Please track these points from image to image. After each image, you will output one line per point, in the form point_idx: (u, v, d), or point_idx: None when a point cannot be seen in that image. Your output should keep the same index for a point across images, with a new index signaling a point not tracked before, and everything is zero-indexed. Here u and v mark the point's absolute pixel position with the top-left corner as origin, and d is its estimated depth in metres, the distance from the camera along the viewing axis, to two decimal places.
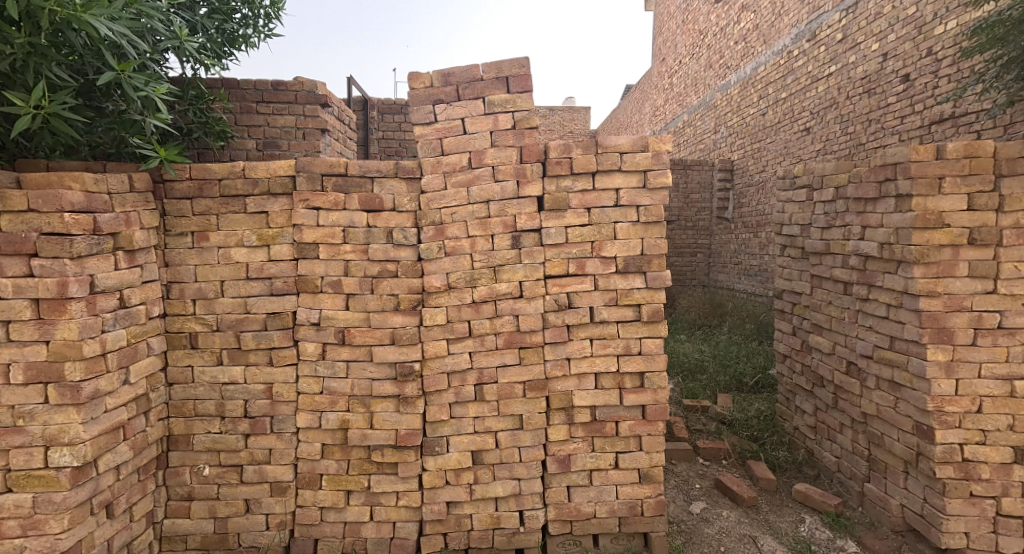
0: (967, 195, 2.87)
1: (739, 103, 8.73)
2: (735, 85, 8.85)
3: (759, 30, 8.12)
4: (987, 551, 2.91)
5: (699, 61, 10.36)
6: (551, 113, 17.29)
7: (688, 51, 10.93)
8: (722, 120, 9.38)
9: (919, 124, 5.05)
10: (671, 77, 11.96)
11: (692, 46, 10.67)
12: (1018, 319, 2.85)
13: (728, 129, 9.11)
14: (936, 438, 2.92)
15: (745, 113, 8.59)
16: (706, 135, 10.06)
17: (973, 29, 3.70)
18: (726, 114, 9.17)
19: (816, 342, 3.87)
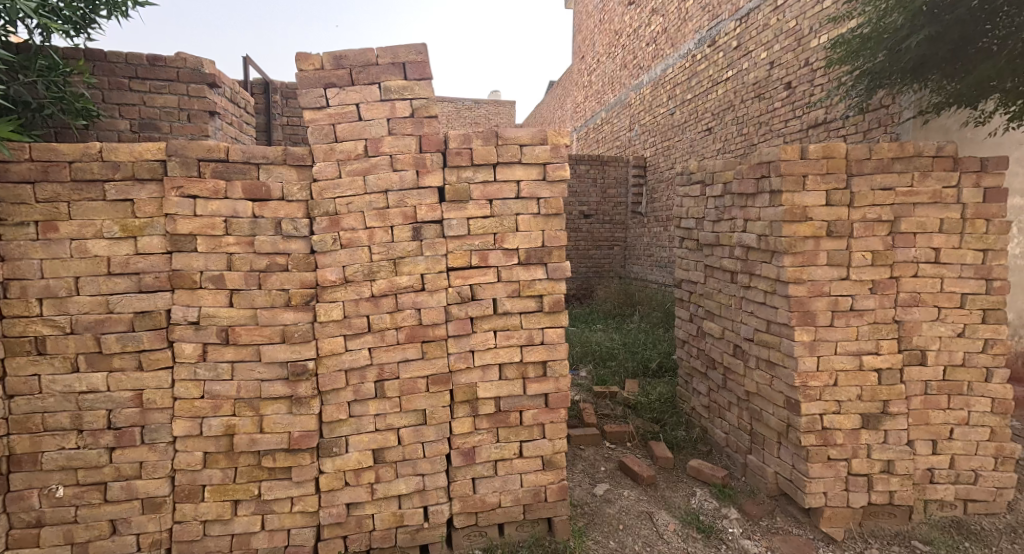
0: (826, 191, 3.20)
1: (651, 102, 9.16)
2: (646, 85, 9.27)
3: (667, 34, 8.55)
4: (841, 507, 3.28)
5: (614, 61, 10.75)
6: (477, 106, 17.39)
7: (604, 50, 11.31)
8: (635, 119, 9.79)
9: (799, 127, 5.55)
10: (590, 75, 12.31)
11: (608, 45, 11.03)
12: (866, 301, 3.23)
13: (640, 127, 9.54)
14: (801, 410, 3.24)
15: (655, 112, 9.03)
16: (621, 133, 10.48)
17: (831, 44, 4.12)
18: (639, 113, 9.60)
19: (709, 327, 4.16)
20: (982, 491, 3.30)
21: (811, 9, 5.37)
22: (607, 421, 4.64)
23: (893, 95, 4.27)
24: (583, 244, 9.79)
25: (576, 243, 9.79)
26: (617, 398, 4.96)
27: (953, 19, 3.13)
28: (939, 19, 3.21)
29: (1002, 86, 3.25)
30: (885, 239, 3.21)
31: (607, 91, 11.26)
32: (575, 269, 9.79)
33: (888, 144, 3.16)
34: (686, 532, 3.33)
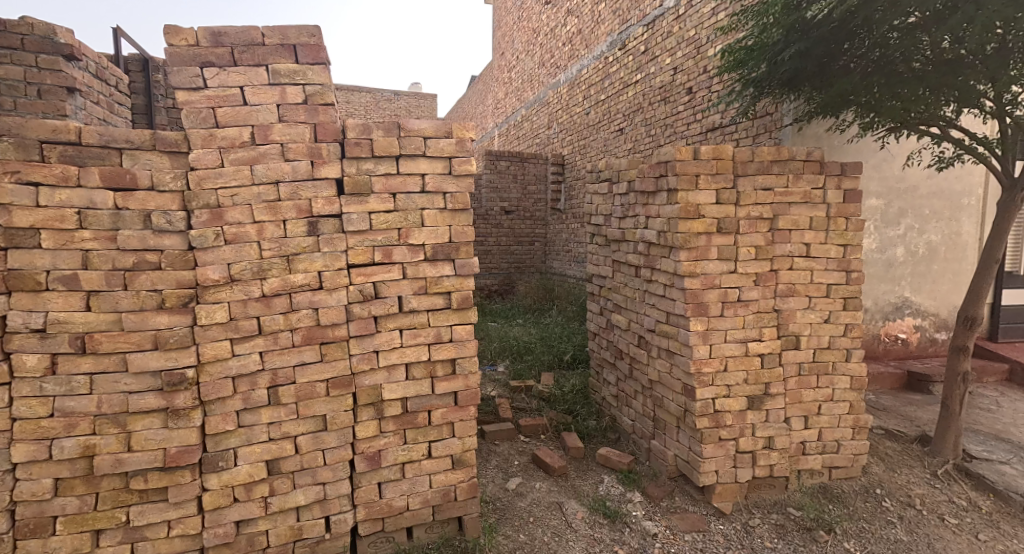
0: (716, 191, 3.41)
1: (568, 101, 9.31)
2: (563, 84, 9.43)
3: (581, 34, 8.73)
4: (731, 483, 3.52)
5: (533, 58, 10.84)
6: (396, 96, 16.97)
7: (522, 47, 11.38)
8: (553, 117, 9.94)
9: (699, 130, 5.85)
10: (509, 72, 12.36)
11: (527, 43, 11.13)
12: (750, 292, 3.47)
13: (559, 125, 9.70)
14: (696, 396, 3.43)
15: (572, 111, 9.20)
16: (540, 130, 10.61)
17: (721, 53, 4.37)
18: (557, 112, 9.77)
19: (616, 320, 4.30)
20: (843, 458, 3.64)
21: (707, 20, 5.65)
22: (522, 415, 4.66)
23: (775, 104, 4.59)
24: (504, 240, 9.73)
25: (498, 239, 9.70)
26: (532, 391, 5.01)
27: (819, 37, 3.43)
28: (808, 35, 3.50)
29: (859, 99, 3.57)
30: (766, 235, 3.47)
31: (525, 88, 11.34)
32: (498, 264, 9.72)
33: (767, 148, 3.43)
34: (593, 519, 3.42)
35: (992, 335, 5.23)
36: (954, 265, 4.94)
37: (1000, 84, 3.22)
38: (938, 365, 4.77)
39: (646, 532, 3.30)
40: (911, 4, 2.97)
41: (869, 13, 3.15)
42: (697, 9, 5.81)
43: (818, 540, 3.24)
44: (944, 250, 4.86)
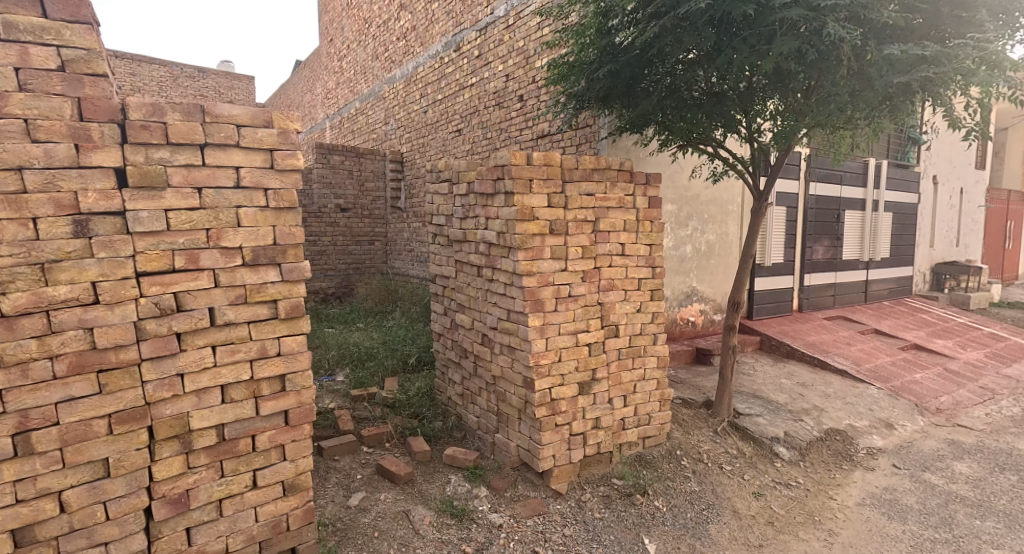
0: (547, 195, 3.66)
1: (404, 98, 9.03)
2: (399, 81, 9.14)
3: (416, 32, 8.56)
4: (566, 466, 3.79)
5: (365, 50, 10.32)
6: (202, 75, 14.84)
7: (354, 37, 10.78)
8: (390, 113, 9.58)
9: (530, 137, 6.15)
10: (339, 62, 11.60)
11: (358, 33, 10.58)
12: (579, 288, 3.79)
13: (396, 122, 9.36)
14: (535, 387, 3.63)
15: (409, 109, 8.94)
16: (376, 125, 10.14)
17: (547, 65, 4.66)
18: (393, 108, 9.39)
19: (460, 319, 4.33)
20: (653, 428, 4.15)
21: (534, 33, 5.97)
22: (365, 425, 4.42)
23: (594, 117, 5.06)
24: (340, 240, 9.10)
25: (334, 238, 9.04)
26: (375, 398, 4.77)
27: (625, 61, 3.91)
28: (617, 58, 3.95)
29: (656, 119, 4.09)
30: (590, 236, 3.82)
31: (358, 80, 10.71)
32: (334, 265, 9.03)
33: (589, 158, 3.79)
34: (441, 521, 3.39)
35: (750, 315, 6.44)
36: (726, 260, 5.97)
37: (751, 113, 3.95)
38: (717, 341, 5.72)
39: (492, 525, 3.38)
40: (691, 42, 3.60)
41: (662, 47, 3.76)
42: (525, 22, 6.10)
43: (636, 502, 3.67)
44: (720, 246, 5.86)
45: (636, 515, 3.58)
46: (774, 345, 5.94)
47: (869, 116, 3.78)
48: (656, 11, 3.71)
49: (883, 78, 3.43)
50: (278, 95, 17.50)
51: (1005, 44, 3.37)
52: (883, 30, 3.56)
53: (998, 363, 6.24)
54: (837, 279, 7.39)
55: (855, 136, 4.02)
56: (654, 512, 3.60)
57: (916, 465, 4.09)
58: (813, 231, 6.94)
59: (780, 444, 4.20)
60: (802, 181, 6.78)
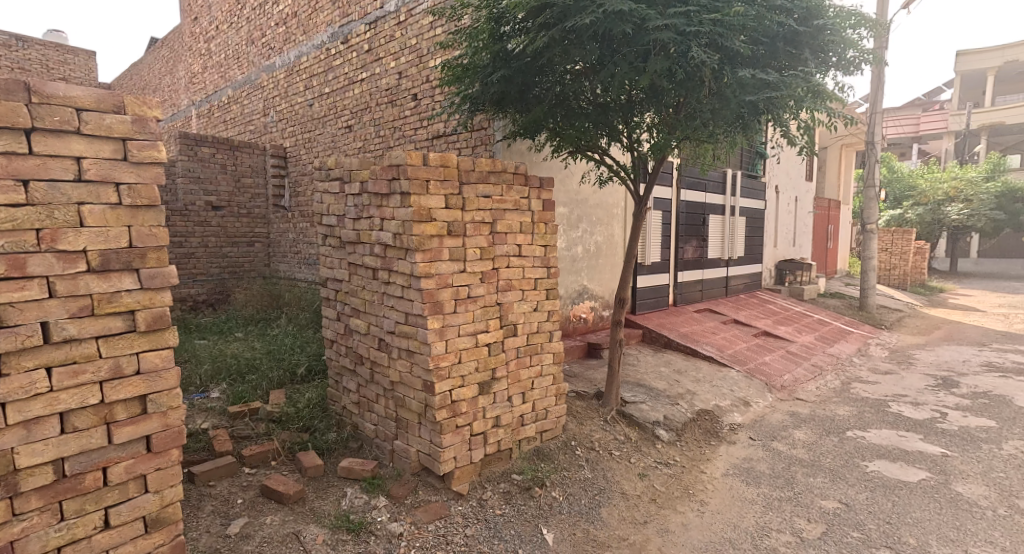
0: (444, 196, 3.65)
1: (286, 89, 8.28)
2: (279, 69, 8.37)
3: (297, 18, 7.94)
4: (467, 466, 3.80)
5: (237, 32, 9.34)
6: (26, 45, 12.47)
7: (223, 17, 9.70)
8: (268, 104, 8.74)
9: (425, 137, 6.02)
10: (204, 42, 10.37)
11: (227, 13, 9.53)
12: (478, 289, 3.83)
13: (276, 114, 8.56)
14: (435, 390, 3.59)
15: (292, 100, 8.20)
16: (252, 116, 9.17)
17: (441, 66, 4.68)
18: (273, 99, 8.60)
19: (356, 324, 4.16)
20: (550, 421, 4.33)
21: (427, 32, 5.87)
22: (247, 443, 4.06)
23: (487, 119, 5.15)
24: (212, 241, 8.07)
25: (204, 239, 7.98)
26: (258, 414, 4.38)
27: (517, 67, 4.06)
28: (510, 64, 4.08)
29: (547, 125, 4.28)
30: (487, 238, 3.89)
31: (230, 65, 9.63)
32: (205, 269, 7.99)
33: (485, 160, 3.85)
34: (336, 538, 3.21)
35: (634, 310, 6.96)
36: (611, 260, 6.40)
37: (630, 124, 4.28)
38: (606, 335, 6.09)
39: (392, 534, 3.28)
40: (578, 54, 3.82)
41: (552, 57, 3.94)
42: (417, 19, 5.98)
43: (535, 495, 3.79)
44: (606, 248, 6.26)
45: (536, 507, 3.71)
46: (654, 337, 6.47)
47: (728, 131, 4.15)
48: (545, 22, 3.89)
49: (738, 98, 3.82)
50: (126, 75, 15.22)
51: (824, 78, 3.98)
52: (736, 58, 3.97)
53: (824, 345, 7.44)
54: (704, 275, 8.29)
55: (716, 149, 4.48)
56: (552, 502, 3.75)
57: (766, 435, 4.75)
58: (683, 233, 7.70)
59: (660, 428, 4.62)
60: (674, 188, 7.50)
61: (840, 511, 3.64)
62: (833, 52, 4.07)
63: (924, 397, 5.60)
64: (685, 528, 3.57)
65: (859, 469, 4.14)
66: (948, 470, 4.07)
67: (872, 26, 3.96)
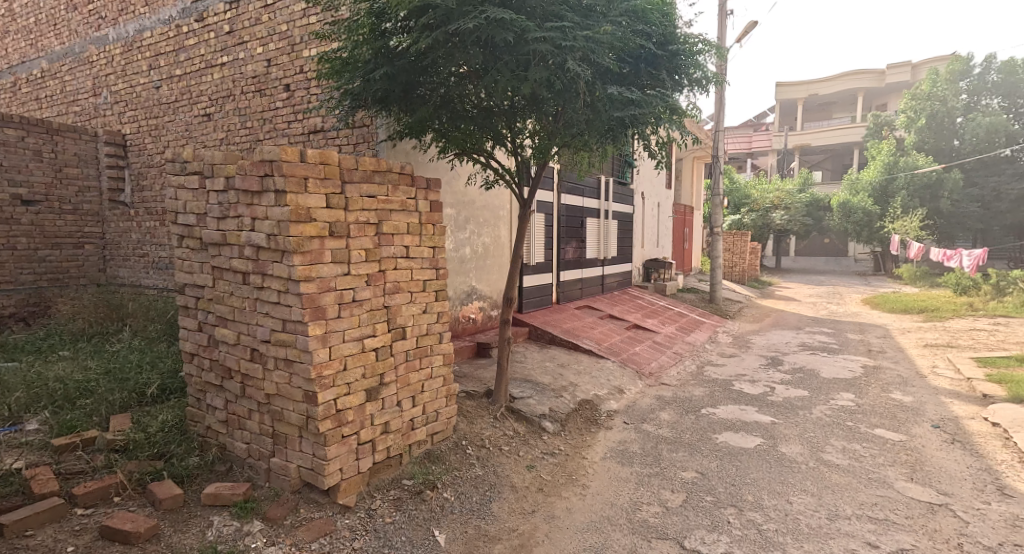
0: (325, 195, 3.46)
1: (123, 67, 7.15)
2: (114, 43, 7.21)
3: None
4: (355, 476, 3.64)
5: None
6: None
7: None
8: (98, 82, 7.47)
9: (300, 132, 5.63)
10: None
11: None
12: (364, 292, 3.69)
13: (111, 94, 7.34)
14: (318, 400, 3.38)
15: (132, 81, 7.11)
16: (78, 96, 7.75)
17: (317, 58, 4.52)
18: (106, 76, 7.34)
19: (222, 334, 3.77)
20: (441, 423, 4.32)
21: (299, 19, 5.55)
22: (80, 480, 3.45)
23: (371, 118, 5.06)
24: (24, 243, 6.65)
25: (13, 241, 6.56)
26: (95, 444, 3.75)
27: (401, 66, 4.01)
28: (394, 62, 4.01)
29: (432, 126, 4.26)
30: (373, 239, 3.77)
31: (42, 32, 8.01)
32: (13, 277, 6.56)
33: (369, 159, 3.74)
34: None
35: (520, 309, 7.20)
36: (496, 260, 6.53)
37: (514, 129, 4.45)
38: (494, 335, 6.20)
39: None
40: (461, 58, 3.87)
41: (435, 58, 3.95)
42: (287, 4, 5.60)
43: (426, 498, 3.76)
44: (494, 249, 6.40)
45: (428, 510, 3.67)
46: (539, 334, 6.74)
47: (602, 139, 4.46)
48: (428, 23, 3.88)
49: (608, 111, 4.14)
50: None
51: (678, 96, 4.49)
52: (606, 74, 4.31)
53: (682, 334, 8.35)
54: (582, 274, 8.82)
55: (591, 157, 4.83)
56: (443, 504, 3.74)
57: (637, 418, 5.23)
58: (563, 235, 8.16)
59: (546, 420, 4.86)
60: (555, 192, 7.92)
61: (696, 479, 4.15)
62: (686, 74, 4.56)
63: (759, 375, 6.57)
64: (569, 512, 3.79)
65: (710, 441, 4.74)
66: (776, 435, 4.84)
67: (714, 51, 4.53)
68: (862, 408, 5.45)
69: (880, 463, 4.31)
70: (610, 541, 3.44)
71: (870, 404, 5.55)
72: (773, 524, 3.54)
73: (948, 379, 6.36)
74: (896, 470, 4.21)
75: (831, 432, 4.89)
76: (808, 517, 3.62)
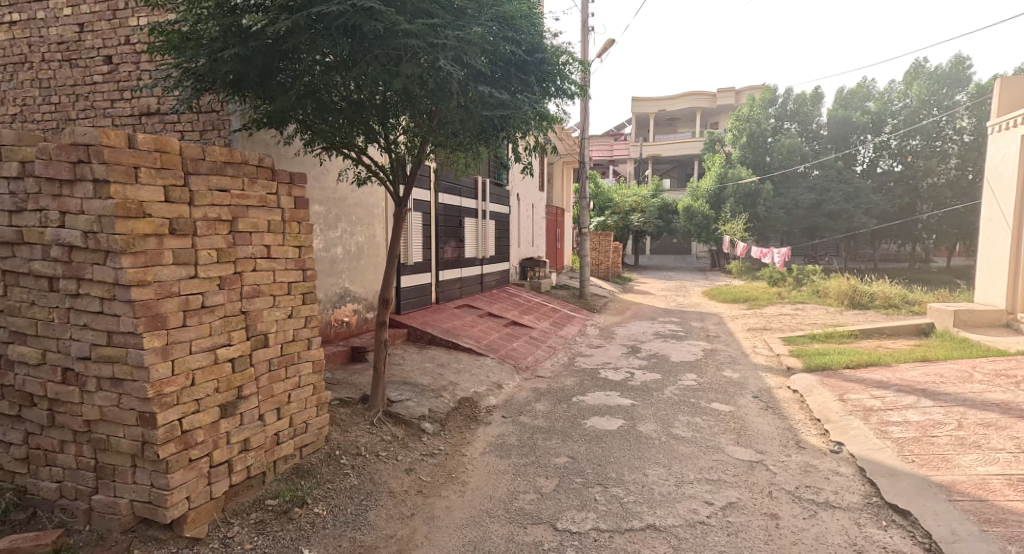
0: (162, 187, 3.04)
1: None
2: None
3: None
4: (206, 503, 3.23)
5: None
6: None
7: None
8: None
9: (128, 112, 5.03)
10: None
11: None
12: (215, 297, 3.31)
13: None
14: (157, 422, 2.94)
15: None
16: None
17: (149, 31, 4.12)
18: None
19: (22, 354, 3.12)
20: (310, 434, 4.06)
21: None
22: None
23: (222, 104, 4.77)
24: None
25: None
26: None
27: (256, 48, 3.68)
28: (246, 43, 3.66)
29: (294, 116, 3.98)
30: (226, 238, 3.41)
31: None
32: None
33: (220, 149, 3.37)
34: None
35: (399, 310, 7.03)
36: (370, 260, 6.34)
37: (387, 126, 4.33)
38: (370, 338, 5.97)
39: None
40: (325, 46, 3.66)
41: (295, 44, 3.69)
42: None
43: (294, 517, 3.49)
44: (367, 248, 6.23)
45: (295, 529, 3.41)
46: (419, 335, 6.66)
47: (475, 140, 4.53)
48: (286, 5, 3.61)
49: (480, 113, 4.21)
50: None
51: (546, 104, 4.73)
52: (479, 77, 4.39)
53: (556, 328, 8.84)
54: (462, 274, 8.87)
55: (466, 158, 4.89)
56: (313, 520, 3.50)
57: (515, 411, 5.43)
58: (441, 234, 8.17)
59: (426, 421, 4.82)
60: (432, 192, 7.90)
61: (568, 463, 4.44)
62: (554, 84, 4.83)
63: (621, 362, 7.23)
64: (448, 510, 3.79)
65: (580, 427, 5.10)
66: (634, 416, 5.37)
67: (578, 64, 4.87)
68: (702, 385, 6.29)
69: (714, 432, 5.02)
70: (489, 532, 3.52)
71: (707, 382, 6.43)
72: (632, 496, 3.93)
73: (765, 356, 7.62)
74: (727, 436, 4.94)
75: (678, 408, 5.58)
76: (660, 485, 4.09)
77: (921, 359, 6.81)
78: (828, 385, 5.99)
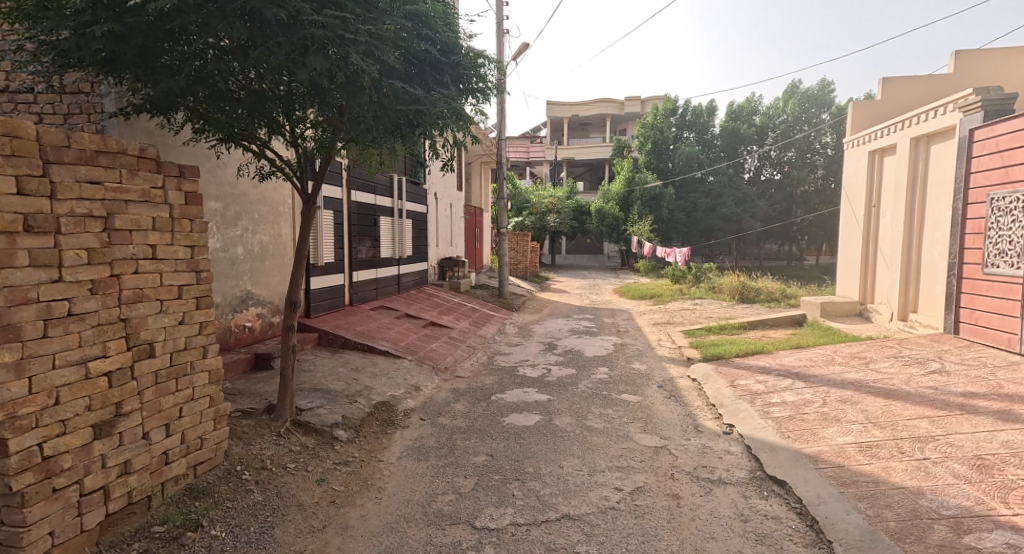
0: (14, 177, 2.62)
1: None
2: None
3: None
4: (74, 537, 2.83)
5: None
6: None
7: None
8: None
9: None
10: None
11: None
12: (85, 304, 2.91)
13: None
14: (9, 449, 2.53)
15: None
16: None
17: None
18: None
19: None
20: (206, 451, 3.71)
21: None
22: None
23: (92, 83, 4.23)
24: None
25: None
26: None
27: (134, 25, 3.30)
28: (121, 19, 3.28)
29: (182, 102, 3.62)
30: (99, 236, 3.01)
31: None
32: None
33: (89, 135, 2.97)
34: None
35: (308, 313, 6.67)
36: (276, 261, 5.94)
37: (293, 118, 4.05)
38: (276, 343, 5.60)
39: None
40: (219, 28, 3.36)
41: (184, 23, 3.36)
42: None
43: (185, 543, 3.16)
44: (270, 248, 5.83)
45: None
46: (331, 339, 6.36)
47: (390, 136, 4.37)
48: None
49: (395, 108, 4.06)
50: None
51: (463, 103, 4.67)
52: (394, 72, 4.25)
53: (475, 328, 8.84)
54: (378, 274, 8.58)
55: (380, 154, 4.70)
56: (209, 544, 3.18)
57: (433, 413, 5.35)
58: (355, 234, 7.86)
59: (338, 429, 4.61)
60: (344, 190, 7.58)
61: (486, 461, 4.46)
62: (471, 82, 4.79)
63: (538, 359, 7.39)
64: (364, 519, 3.64)
65: (498, 424, 5.15)
66: (550, 410, 5.53)
67: (494, 65, 4.88)
68: (613, 378, 6.62)
69: (624, 421, 5.32)
70: (406, 537, 3.43)
71: (617, 374, 6.78)
72: (549, 488, 4.04)
73: (668, 349, 8.17)
74: (635, 425, 5.25)
75: (591, 401, 5.83)
76: (574, 476, 4.24)
77: (797, 346, 7.70)
78: (722, 373, 6.59)
